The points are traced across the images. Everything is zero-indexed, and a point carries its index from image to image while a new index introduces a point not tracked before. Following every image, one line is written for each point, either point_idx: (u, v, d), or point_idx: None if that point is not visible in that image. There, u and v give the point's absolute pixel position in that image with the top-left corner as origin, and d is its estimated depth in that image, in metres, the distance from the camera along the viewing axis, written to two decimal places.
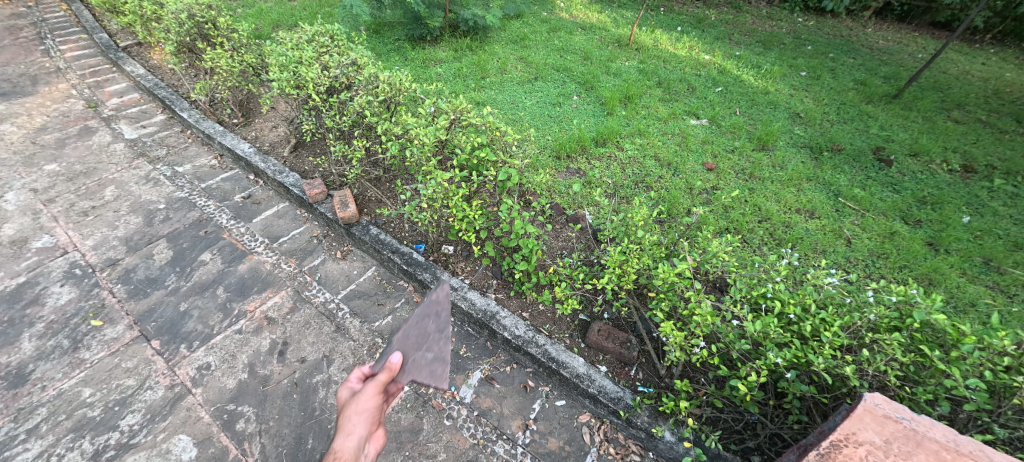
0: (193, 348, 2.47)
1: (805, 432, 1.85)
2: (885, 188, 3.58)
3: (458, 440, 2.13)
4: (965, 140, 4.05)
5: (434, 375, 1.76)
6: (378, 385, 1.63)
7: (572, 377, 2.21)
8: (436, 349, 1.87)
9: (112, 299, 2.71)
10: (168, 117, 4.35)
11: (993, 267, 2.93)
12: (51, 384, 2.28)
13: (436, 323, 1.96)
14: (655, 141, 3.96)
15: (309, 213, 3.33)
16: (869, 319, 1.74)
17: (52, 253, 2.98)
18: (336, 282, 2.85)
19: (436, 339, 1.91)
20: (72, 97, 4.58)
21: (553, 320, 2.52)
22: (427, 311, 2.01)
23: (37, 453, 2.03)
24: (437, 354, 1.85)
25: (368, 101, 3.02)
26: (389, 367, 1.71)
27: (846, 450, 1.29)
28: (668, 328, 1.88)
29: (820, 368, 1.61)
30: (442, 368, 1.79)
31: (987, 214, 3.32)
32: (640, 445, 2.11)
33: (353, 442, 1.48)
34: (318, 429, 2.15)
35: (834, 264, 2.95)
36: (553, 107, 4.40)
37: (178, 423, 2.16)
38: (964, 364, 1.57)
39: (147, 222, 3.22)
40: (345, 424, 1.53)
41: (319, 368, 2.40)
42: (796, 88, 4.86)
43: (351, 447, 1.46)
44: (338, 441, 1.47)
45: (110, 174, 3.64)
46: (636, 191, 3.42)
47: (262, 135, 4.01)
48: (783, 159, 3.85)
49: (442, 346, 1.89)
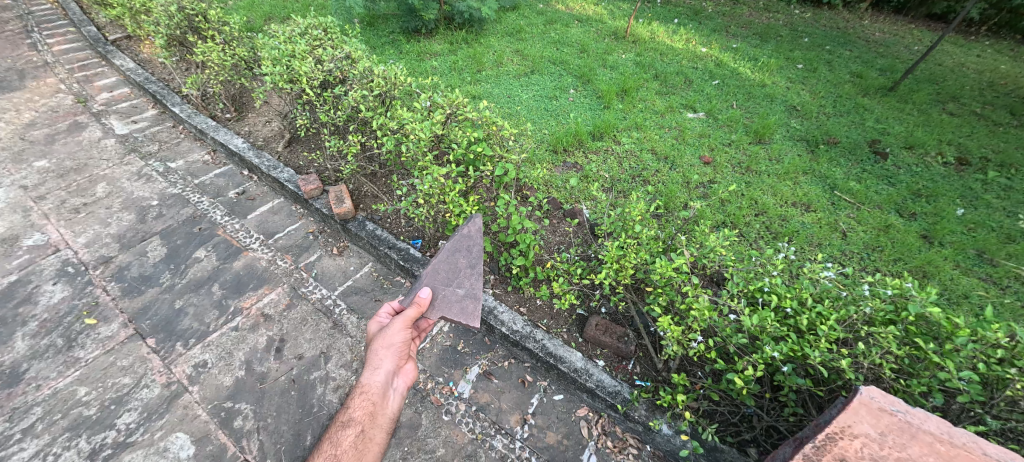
0: (188, 345, 2.46)
1: (801, 424, 1.86)
2: (880, 180, 3.59)
3: (457, 435, 2.14)
4: (959, 133, 4.06)
5: (462, 311, 2.05)
6: (403, 325, 1.91)
7: (569, 371, 2.22)
8: (466, 285, 2.12)
9: (106, 297, 2.68)
10: (159, 112, 4.28)
11: (986, 259, 2.96)
12: (46, 383, 2.27)
13: (467, 260, 2.18)
14: (652, 134, 3.95)
15: (305, 209, 3.31)
16: (865, 313, 1.75)
17: (44, 251, 2.94)
18: (333, 278, 2.84)
19: (466, 276, 2.14)
20: (61, 92, 4.50)
21: (551, 315, 2.53)
22: (457, 247, 2.21)
23: (34, 452, 2.03)
24: (467, 290, 2.10)
25: (362, 95, 2.99)
26: (415, 305, 1.97)
27: (842, 443, 1.32)
28: (666, 323, 1.88)
29: (816, 361, 1.62)
30: (469, 304, 2.07)
31: (981, 206, 3.34)
32: (637, 438, 2.12)
33: (380, 378, 1.80)
34: (317, 425, 2.15)
35: (829, 257, 2.96)
36: (550, 100, 4.37)
37: (175, 421, 2.15)
38: (958, 356, 1.58)
39: (140, 218, 3.19)
40: (373, 361, 1.84)
41: (317, 365, 2.39)
42: (793, 81, 4.85)
43: (378, 381, 1.79)
44: (367, 377, 1.80)
45: (101, 170, 3.59)
46: (634, 185, 3.42)
47: (256, 130, 3.96)
48: (779, 152, 3.85)
49: (472, 282, 2.13)
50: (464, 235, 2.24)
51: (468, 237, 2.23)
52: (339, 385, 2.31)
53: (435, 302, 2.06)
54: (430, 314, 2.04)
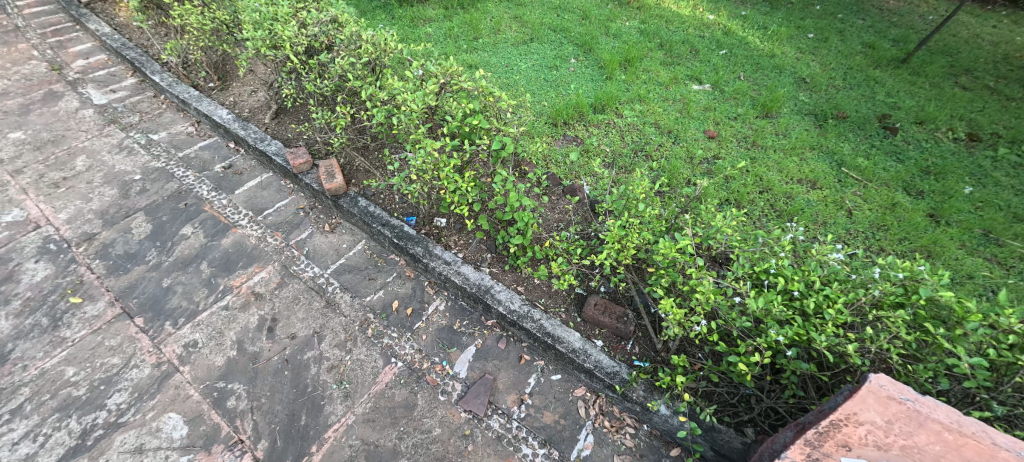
0: (178, 325, 2.40)
1: (800, 406, 1.84)
2: (889, 157, 3.47)
3: (453, 414, 2.12)
4: (971, 108, 3.89)
5: (480, 396, 2.17)
6: None
7: (567, 352, 2.17)
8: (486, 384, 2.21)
9: (90, 275, 2.60)
10: (139, 81, 4.08)
11: (992, 239, 2.88)
12: (32, 363, 2.21)
13: (497, 364, 2.31)
14: (655, 107, 3.79)
15: (294, 184, 3.19)
16: (873, 296, 1.71)
17: (24, 228, 2.83)
18: (326, 256, 2.76)
19: (494, 379, 2.25)
20: (33, 59, 4.25)
21: (549, 294, 2.48)
22: (489, 354, 2.34)
23: (23, 433, 1.99)
24: (486, 384, 2.21)
25: (350, 63, 2.83)
26: None
27: (846, 429, 1.31)
28: (668, 305, 1.85)
29: (822, 346, 1.58)
30: (486, 394, 2.17)
31: (990, 185, 3.22)
32: (634, 418, 2.11)
33: None
34: (311, 405, 2.12)
35: (834, 236, 2.89)
36: (550, 70, 4.17)
37: (167, 401, 2.12)
38: (967, 342, 1.55)
39: (123, 193, 3.07)
40: None
41: (310, 345, 2.34)
42: (803, 51, 4.65)
43: None
44: None
45: (80, 143, 3.44)
46: (636, 160, 3.31)
47: (241, 100, 3.77)
48: (787, 127, 3.71)
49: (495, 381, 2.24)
50: (500, 349, 2.37)
51: (502, 354, 2.35)
52: (333, 366, 2.26)
53: (466, 394, 2.18)
54: (458, 407, 2.14)
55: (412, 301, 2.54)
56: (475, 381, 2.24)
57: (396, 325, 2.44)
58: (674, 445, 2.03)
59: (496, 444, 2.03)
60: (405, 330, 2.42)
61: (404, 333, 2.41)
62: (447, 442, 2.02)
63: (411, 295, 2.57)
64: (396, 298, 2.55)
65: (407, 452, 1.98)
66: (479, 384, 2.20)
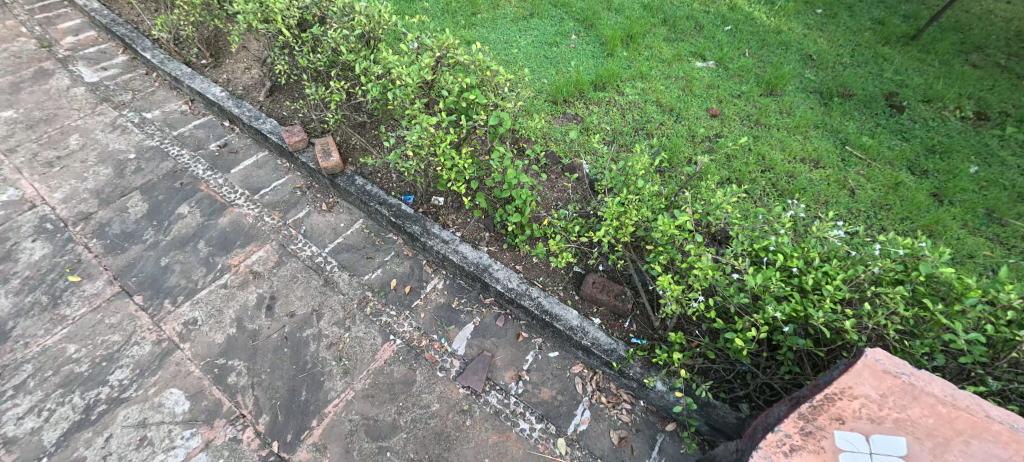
0: (177, 302, 2.41)
1: (795, 382, 1.85)
2: (893, 135, 3.41)
3: (451, 391, 2.14)
4: (981, 86, 3.78)
5: (478, 373, 2.18)
6: None
7: (565, 329, 2.18)
8: (485, 362, 2.22)
9: (88, 254, 2.60)
10: (130, 58, 3.99)
11: (995, 219, 2.84)
12: (34, 340, 2.23)
13: (496, 341, 2.32)
14: (658, 85, 3.71)
15: (290, 163, 3.15)
16: (872, 272, 1.70)
17: (19, 207, 2.81)
18: (324, 235, 2.75)
19: (493, 356, 2.26)
20: (22, 36, 4.15)
21: (547, 273, 2.47)
22: (487, 333, 2.35)
23: (28, 408, 2.01)
24: (485, 361, 2.22)
25: (343, 36, 2.76)
26: None
27: (840, 403, 1.32)
28: (666, 282, 1.85)
29: (819, 322, 1.58)
30: (484, 372, 2.18)
31: (996, 164, 3.16)
32: (631, 394, 2.14)
33: None
34: (311, 381, 2.14)
35: (836, 215, 2.87)
36: (550, 47, 4.07)
37: (169, 377, 2.14)
38: (964, 318, 1.54)
39: (118, 172, 3.04)
40: None
41: (309, 323, 2.35)
42: (811, 27, 4.51)
43: None
44: None
45: (73, 121, 3.39)
46: (636, 138, 3.26)
47: (235, 77, 3.70)
48: (791, 105, 3.64)
49: (493, 359, 2.25)
50: (499, 327, 2.38)
51: (501, 333, 2.36)
52: (332, 343, 2.28)
53: (464, 370, 2.20)
54: (456, 384, 2.16)
55: (410, 280, 2.54)
56: (473, 358, 2.25)
57: (395, 303, 2.44)
58: (670, 420, 2.06)
59: (494, 419, 2.06)
60: (403, 308, 2.43)
61: (403, 311, 2.41)
62: (446, 417, 2.05)
63: (409, 273, 2.57)
64: (394, 277, 2.55)
65: (406, 427, 2.01)
66: (477, 363, 2.21)
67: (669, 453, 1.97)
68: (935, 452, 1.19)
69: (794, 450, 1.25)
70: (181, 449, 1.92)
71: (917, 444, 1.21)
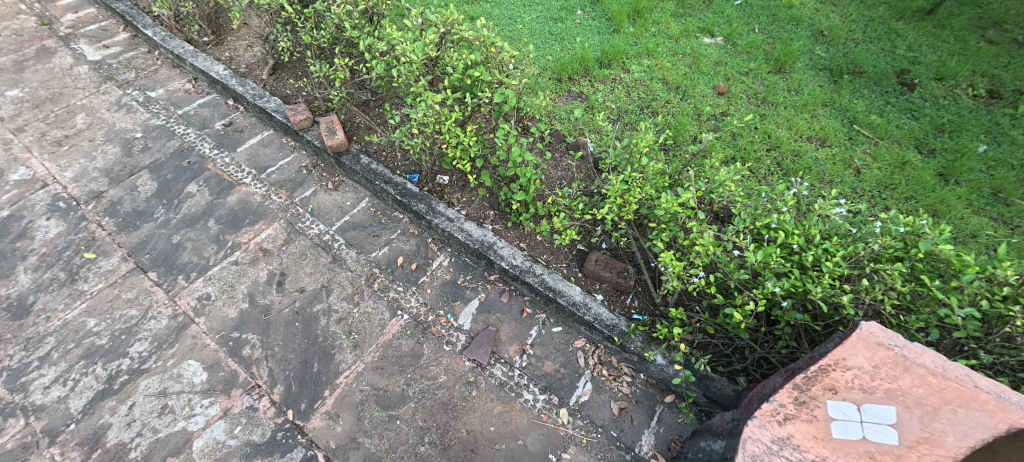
0: (190, 279, 2.48)
1: (792, 356, 1.91)
2: (903, 114, 3.36)
3: (457, 363, 2.21)
4: (996, 63, 3.68)
5: (482, 347, 2.25)
6: None
7: (568, 305, 2.23)
8: (490, 337, 2.28)
9: (102, 232, 2.66)
10: (131, 36, 3.96)
11: (1000, 199, 2.83)
12: (55, 315, 2.31)
13: (500, 316, 2.38)
14: (664, 62, 3.65)
15: (296, 141, 3.16)
16: (872, 249, 1.73)
17: (31, 186, 2.86)
18: (330, 213, 2.79)
19: (497, 331, 2.32)
20: (22, 13, 4.11)
21: (551, 251, 2.51)
22: (492, 309, 2.40)
23: (54, 378, 2.11)
24: (490, 336, 2.29)
25: (346, 11, 2.74)
26: None
27: (834, 374, 1.36)
28: (667, 259, 1.88)
29: (816, 297, 1.62)
30: (488, 346, 2.25)
31: (1005, 143, 3.11)
32: (632, 367, 2.20)
33: None
34: (322, 354, 2.22)
35: (840, 194, 2.87)
36: (555, 22, 3.99)
37: (186, 349, 2.22)
38: (961, 293, 1.57)
39: (126, 151, 3.07)
40: None
41: (319, 298, 2.42)
42: (824, 2, 4.38)
43: None
44: None
45: (78, 100, 3.40)
46: (641, 116, 3.24)
47: (237, 55, 3.67)
48: (799, 83, 3.58)
49: (498, 333, 2.32)
50: (503, 303, 2.43)
51: (506, 308, 2.41)
52: (342, 318, 2.35)
53: (469, 343, 2.27)
54: (461, 357, 2.23)
55: (416, 257, 2.59)
56: (479, 333, 2.31)
57: (401, 279, 2.50)
58: (668, 392, 2.13)
59: (498, 391, 2.14)
60: (410, 284, 2.48)
61: (409, 287, 2.47)
62: (452, 388, 2.13)
63: (416, 251, 2.62)
64: (401, 254, 2.60)
65: (414, 397, 2.09)
66: (482, 338, 2.28)
67: (668, 423, 2.05)
68: (924, 420, 1.25)
69: (788, 419, 1.31)
70: (201, 416, 2.02)
71: (907, 412, 1.26)
